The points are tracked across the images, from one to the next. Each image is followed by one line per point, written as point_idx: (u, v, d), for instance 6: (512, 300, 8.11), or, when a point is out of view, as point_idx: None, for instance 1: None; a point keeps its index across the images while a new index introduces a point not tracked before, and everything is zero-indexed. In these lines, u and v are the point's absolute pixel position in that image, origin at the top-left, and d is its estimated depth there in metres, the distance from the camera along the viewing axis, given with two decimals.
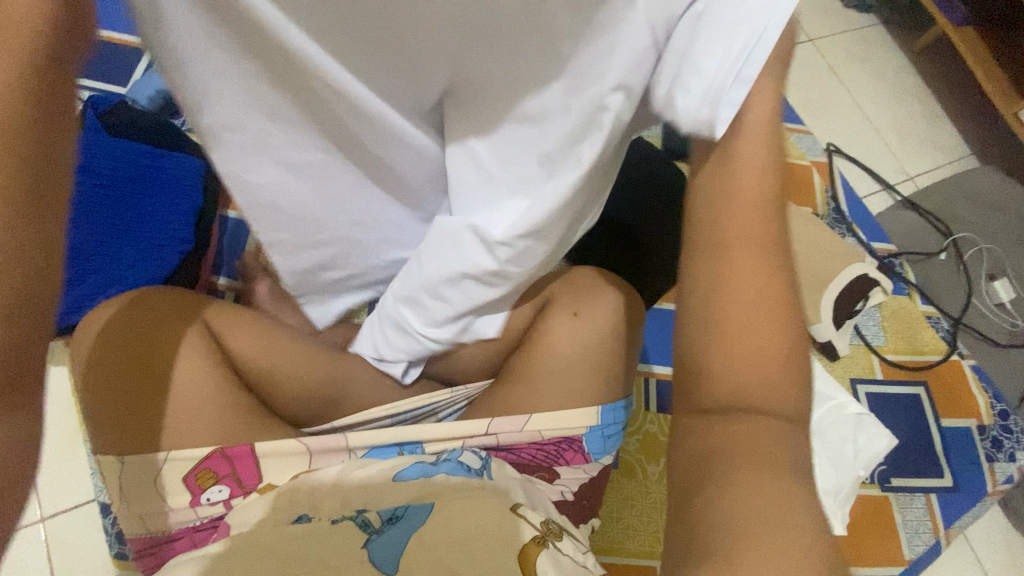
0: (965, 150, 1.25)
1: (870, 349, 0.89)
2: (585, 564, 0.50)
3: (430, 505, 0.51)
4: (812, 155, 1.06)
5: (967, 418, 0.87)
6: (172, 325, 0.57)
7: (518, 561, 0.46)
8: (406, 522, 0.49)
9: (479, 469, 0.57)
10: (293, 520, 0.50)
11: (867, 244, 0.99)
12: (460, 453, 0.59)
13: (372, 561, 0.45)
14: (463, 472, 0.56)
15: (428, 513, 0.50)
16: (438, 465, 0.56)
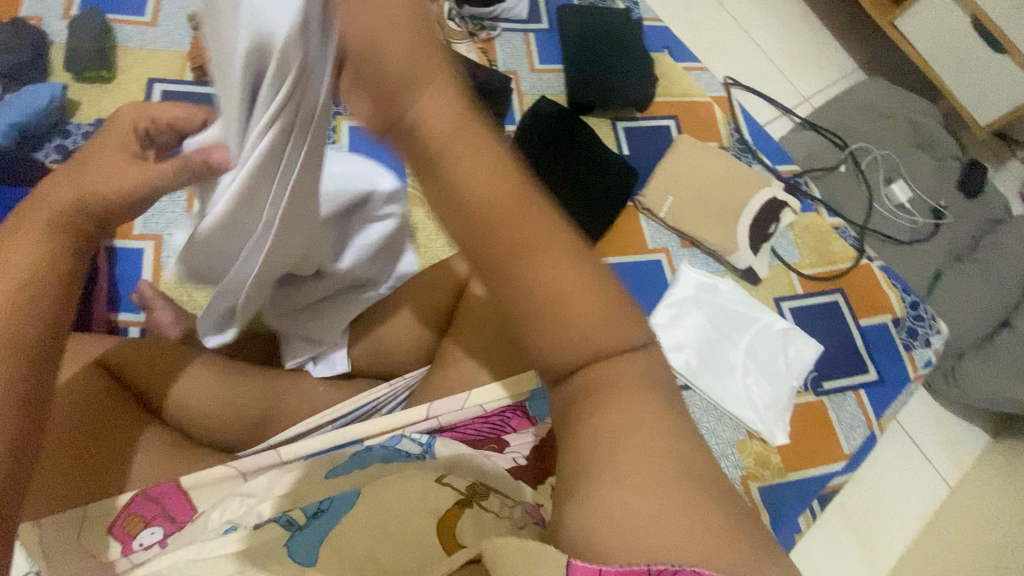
0: (853, 64, 1.32)
1: (788, 267, 0.93)
2: (512, 516, 0.50)
3: (358, 491, 0.50)
4: (712, 90, 1.08)
5: (883, 314, 0.93)
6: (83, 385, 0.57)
7: (437, 526, 0.47)
8: (329, 512, 0.49)
9: (421, 453, 0.57)
10: (220, 532, 0.49)
11: (772, 168, 1.02)
12: (398, 441, 0.58)
13: (290, 558, 0.45)
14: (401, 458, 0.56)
15: (353, 499, 0.49)
16: (371, 454, 0.56)
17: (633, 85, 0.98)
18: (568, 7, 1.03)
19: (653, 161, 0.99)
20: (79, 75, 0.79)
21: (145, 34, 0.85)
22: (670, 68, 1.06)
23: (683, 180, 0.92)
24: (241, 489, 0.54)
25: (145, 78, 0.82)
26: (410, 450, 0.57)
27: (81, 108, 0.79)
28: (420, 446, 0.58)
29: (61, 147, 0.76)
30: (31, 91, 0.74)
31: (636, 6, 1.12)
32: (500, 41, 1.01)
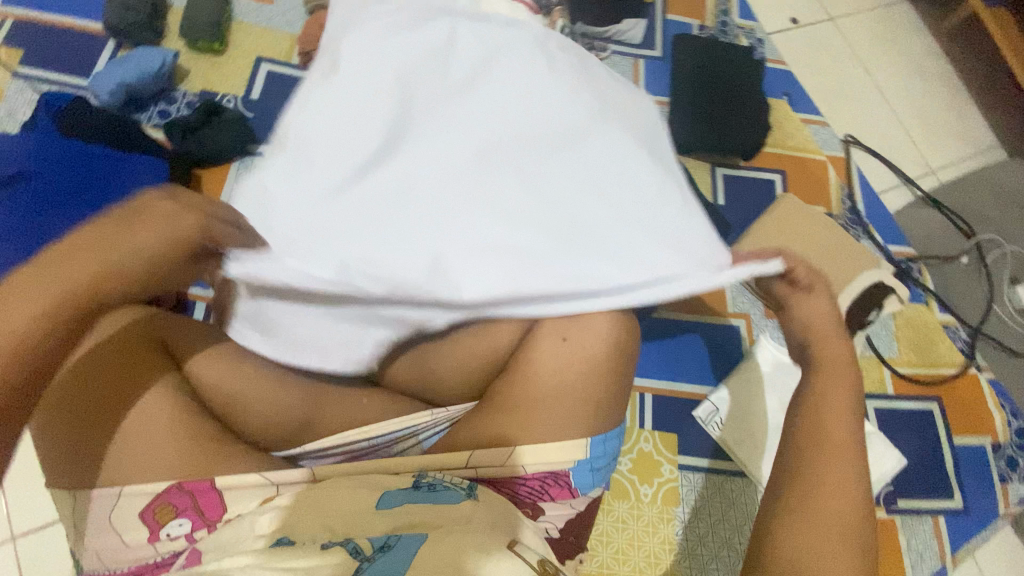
0: (993, 139, 1.17)
1: (881, 361, 0.84)
2: None
3: (423, 535, 0.50)
4: (829, 148, 0.98)
5: (981, 435, 0.83)
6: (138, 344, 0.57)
7: None
8: (395, 548, 0.48)
9: (466, 494, 0.56)
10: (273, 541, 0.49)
11: (884, 247, 0.92)
12: (444, 479, 0.58)
13: None
14: (450, 496, 0.56)
15: (422, 540, 0.49)
16: (420, 491, 0.56)
17: (744, 132, 0.91)
18: (687, 37, 0.97)
19: (750, 217, 0.92)
20: (193, 43, 0.81)
21: (262, 11, 0.86)
22: (785, 119, 0.97)
23: (780, 245, 0.85)
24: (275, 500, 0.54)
25: (255, 55, 0.83)
26: (455, 488, 0.57)
27: (188, 76, 0.80)
28: (465, 488, 0.57)
29: (163, 112, 0.78)
30: (146, 54, 0.75)
31: (760, 44, 1.03)
32: (608, 63, 0.96)
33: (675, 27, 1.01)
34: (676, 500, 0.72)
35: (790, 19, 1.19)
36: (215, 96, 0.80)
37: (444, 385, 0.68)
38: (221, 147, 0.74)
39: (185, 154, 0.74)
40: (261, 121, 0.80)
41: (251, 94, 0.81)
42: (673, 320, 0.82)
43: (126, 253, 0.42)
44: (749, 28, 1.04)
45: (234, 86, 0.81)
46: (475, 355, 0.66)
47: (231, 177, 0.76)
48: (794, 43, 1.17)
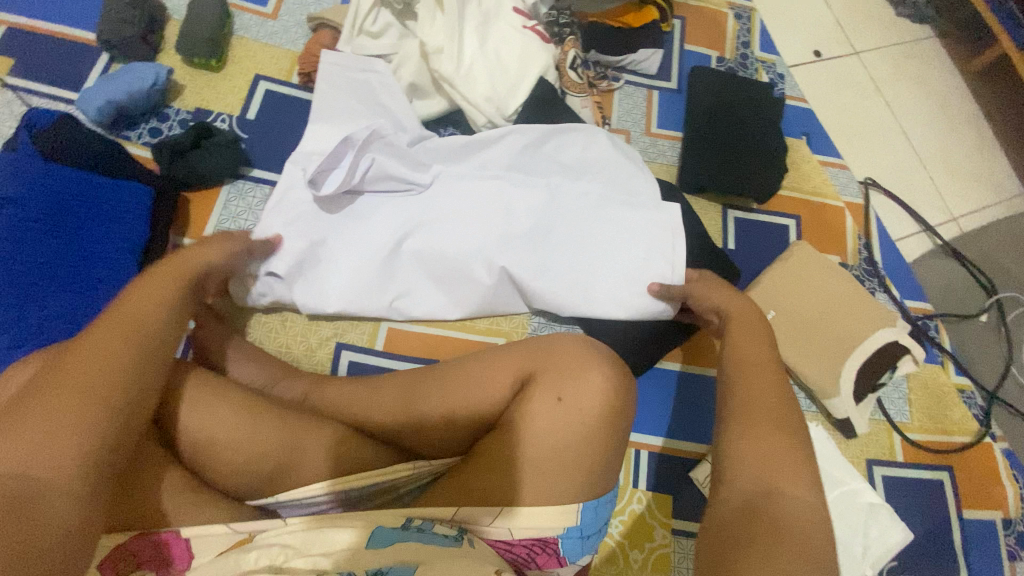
0: (1020, 187, 1.12)
1: (891, 426, 0.80)
2: None
3: (413, 567, 0.50)
4: (847, 193, 0.94)
5: (993, 509, 0.79)
6: (151, 339, 0.49)
7: None
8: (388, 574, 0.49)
9: (455, 540, 0.55)
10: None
11: (899, 302, 0.88)
12: (433, 525, 0.56)
13: None
14: (439, 541, 0.55)
15: (410, 574, 0.50)
16: (407, 534, 0.54)
17: (760, 174, 0.87)
18: (704, 71, 0.93)
19: (761, 263, 0.87)
20: (188, 59, 0.78)
21: (262, 27, 0.83)
22: (804, 160, 0.93)
23: (790, 296, 0.81)
24: (250, 545, 0.51)
25: (253, 73, 0.80)
26: (443, 534, 0.56)
27: (182, 93, 0.77)
28: (455, 534, 0.56)
29: (154, 131, 0.75)
30: (138, 70, 0.72)
31: (781, 80, 0.99)
32: (620, 94, 0.92)
33: (693, 58, 0.97)
34: (667, 568, 0.69)
35: (813, 51, 1.15)
36: (209, 114, 0.77)
37: (427, 437, 0.65)
38: (210, 172, 0.71)
39: (172, 177, 0.70)
40: (255, 143, 0.77)
41: (247, 113, 0.78)
42: (675, 372, 0.78)
43: (151, 328, 0.50)
44: (770, 62, 1.00)
45: (229, 105, 0.78)
46: (462, 406, 0.63)
47: (220, 202, 0.74)
48: (816, 77, 1.13)
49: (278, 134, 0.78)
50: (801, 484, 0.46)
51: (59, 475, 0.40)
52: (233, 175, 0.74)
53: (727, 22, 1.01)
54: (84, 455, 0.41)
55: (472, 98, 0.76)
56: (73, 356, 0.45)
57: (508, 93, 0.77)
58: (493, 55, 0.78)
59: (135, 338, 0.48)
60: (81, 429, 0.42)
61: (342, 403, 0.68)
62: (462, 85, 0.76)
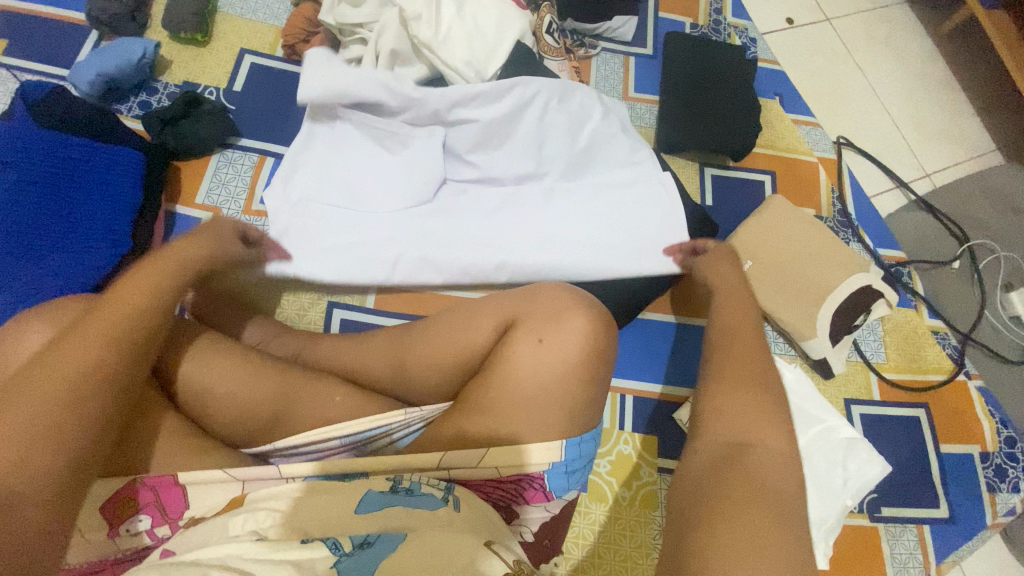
0: (990, 144, 1.16)
1: (868, 367, 0.82)
2: None
3: (405, 534, 0.51)
4: (820, 150, 0.97)
5: (969, 444, 0.81)
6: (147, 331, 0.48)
7: None
8: (376, 547, 0.50)
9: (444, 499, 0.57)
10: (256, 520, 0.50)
11: (873, 250, 0.90)
12: (420, 485, 0.58)
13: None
14: (425, 499, 0.56)
15: (401, 541, 0.51)
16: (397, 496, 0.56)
17: (734, 132, 0.90)
18: (678, 36, 0.96)
19: (738, 218, 0.90)
20: (175, 34, 0.80)
21: (247, 3, 0.85)
22: (777, 120, 0.96)
23: (766, 247, 0.84)
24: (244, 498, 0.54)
25: (239, 47, 0.82)
26: (432, 493, 0.57)
27: (170, 67, 0.80)
28: (442, 490, 0.58)
29: (143, 104, 0.77)
30: (125, 44, 0.75)
31: (753, 44, 1.02)
32: (598, 60, 0.95)
33: (667, 26, 1.00)
34: (655, 505, 0.71)
35: (786, 18, 1.18)
36: (197, 87, 0.80)
37: (415, 387, 0.68)
38: (200, 140, 0.74)
39: (163, 145, 0.73)
40: (242, 114, 0.79)
41: (233, 85, 0.80)
42: (658, 323, 0.81)
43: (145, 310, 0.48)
44: (742, 27, 1.03)
45: (216, 79, 0.80)
46: (450, 352, 0.67)
47: (211, 170, 0.76)
48: (789, 44, 1.16)
49: (265, 104, 0.80)
50: (772, 435, 0.49)
51: (38, 482, 0.38)
52: (223, 143, 0.77)
53: None
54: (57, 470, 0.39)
55: (451, 62, 0.78)
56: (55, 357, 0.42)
57: (487, 57, 0.80)
58: (471, 20, 0.80)
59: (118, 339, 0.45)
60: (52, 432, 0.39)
61: (335, 358, 0.70)
62: (441, 50, 0.78)
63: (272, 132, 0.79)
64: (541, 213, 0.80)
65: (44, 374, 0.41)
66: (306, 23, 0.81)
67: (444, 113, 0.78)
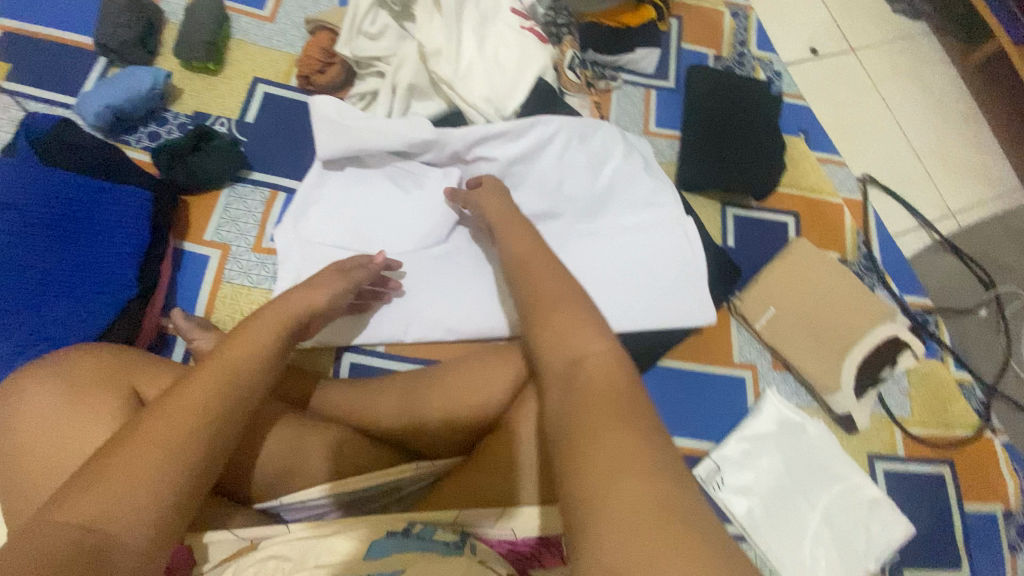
0: (1016, 181, 1.13)
1: (892, 420, 0.80)
2: None
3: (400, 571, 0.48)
4: (845, 190, 0.94)
5: (993, 502, 0.79)
6: (256, 388, 0.45)
7: None
8: None
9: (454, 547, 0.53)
10: None
11: (899, 297, 0.88)
12: (432, 533, 0.55)
13: None
14: (437, 546, 0.53)
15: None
16: (406, 540, 0.53)
17: (760, 172, 0.87)
18: (702, 69, 0.93)
19: (761, 260, 0.88)
20: (187, 62, 0.78)
21: (261, 30, 0.83)
22: (802, 158, 0.93)
23: (791, 294, 0.81)
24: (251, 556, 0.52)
25: (252, 76, 0.80)
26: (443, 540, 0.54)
27: (181, 96, 0.77)
28: (455, 539, 0.55)
29: (153, 135, 0.75)
30: (136, 74, 0.72)
31: (778, 78, 0.99)
32: (618, 93, 0.93)
33: (690, 57, 0.97)
34: None
35: (810, 48, 1.15)
36: (208, 117, 0.77)
37: (426, 438, 0.65)
38: (210, 175, 0.72)
39: (173, 181, 0.70)
40: (254, 146, 0.77)
41: (246, 116, 0.78)
42: (676, 371, 0.79)
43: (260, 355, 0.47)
44: (767, 60, 1.00)
45: (228, 109, 0.78)
46: (464, 406, 0.64)
47: (221, 206, 0.74)
48: (813, 74, 1.13)
49: (277, 136, 0.78)
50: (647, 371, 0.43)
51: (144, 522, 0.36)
52: (233, 177, 0.74)
53: (724, 20, 1.01)
54: (153, 518, 0.36)
55: (470, 99, 0.76)
56: (173, 399, 0.41)
57: (507, 94, 0.78)
58: (492, 56, 0.78)
59: (231, 388, 0.43)
60: (157, 475, 0.37)
61: (345, 405, 0.68)
62: (461, 86, 0.76)
63: (285, 166, 0.77)
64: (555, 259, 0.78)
65: (169, 410, 0.40)
66: (322, 53, 0.78)
67: (462, 155, 0.76)
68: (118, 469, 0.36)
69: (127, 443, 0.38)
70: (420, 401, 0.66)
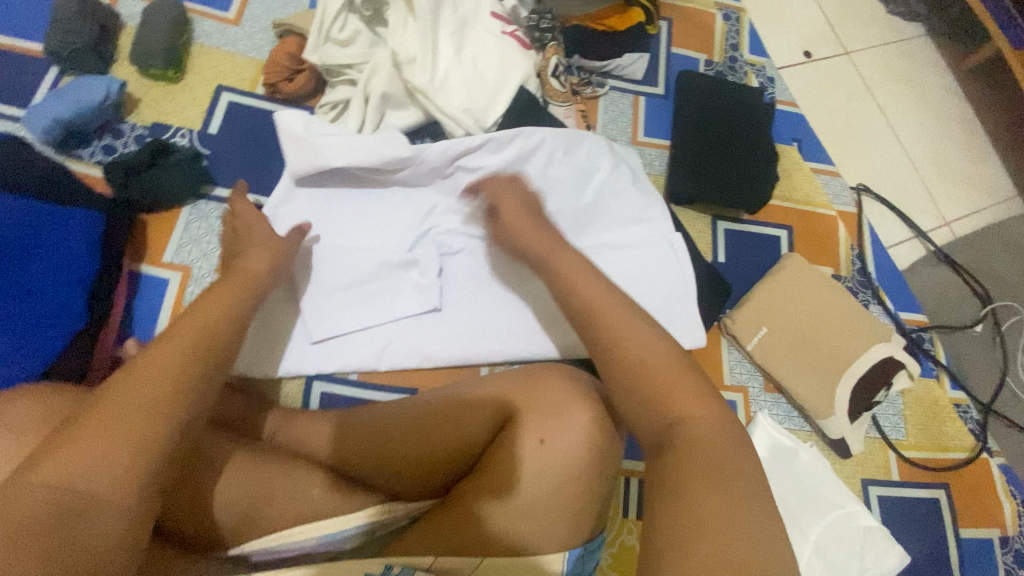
0: (1011, 189, 1.11)
1: (887, 444, 0.77)
2: None
3: None
4: (839, 202, 0.91)
5: (989, 527, 0.77)
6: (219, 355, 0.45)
7: None
8: None
9: None
10: None
11: (894, 314, 0.85)
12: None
13: None
14: None
15: None
16: None
17: (752, 184, 0.84)
18: (693, 76, 0.89)
19: (753, 276, 0.84)
20: (144, 69, 0.73)
21: (225, 34, 0.78)
22: (794, 168, 0.90)
23: (784, 314, 0.78)
24: None
25: (216, 84, 0.75)
26: None
27: (139, 107, 0.72)
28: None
29: (108, 148, 0.70)
30: (87, 85, 0.68)
31: (771, 84, 0.95)
32: (606, 99, 0.88)
33: (680, 62, 0.93)
34: None
35: (803, 52, 1.12)
36: (168, 129, 0.72)
37: (401, 475, 0.62)
38: (167, 192, 0.67)
39: (128, 200, 0.66)
40: (217, 160, 0.72)
41: (209, 127, 0.73)
42: None
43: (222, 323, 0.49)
44: (759, 65, 0.96)
45: (189, 119, 0.73)
46: (444, 439, 0.62)
47: (181, 225, 0.69)
48: (806, 79, 1.10)
49: (243, 150, 0.73)
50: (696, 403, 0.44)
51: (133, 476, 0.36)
52: (194, 194, 0.70)
53: (715, 23, 0.97)
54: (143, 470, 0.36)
55: (448, 109, 0.72)
56: (140, 365, 0.40)
57: (487, 104, 0.73)
58: (470, 64, 0.73)
59: (202, 353, 0.44)
60: (140, 429, 0.37)
61: (315, 441, 0.65)
62: (438, 96, 0.72)
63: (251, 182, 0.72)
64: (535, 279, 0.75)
65: (142, 370, 0.40)
66: (289, 60, 0.74)
67: (442, 169, 0.72)
68: (97, 430, 0.36)
69: (100, 404, 0.37)
70: (394, 437, 0.63)
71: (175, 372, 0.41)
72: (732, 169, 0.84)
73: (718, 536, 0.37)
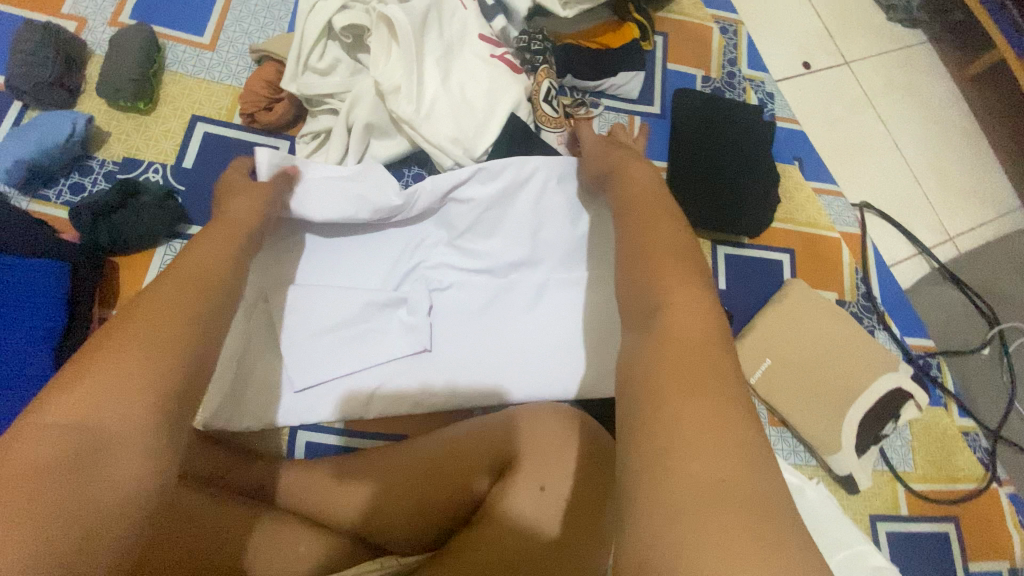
0: (1015, 200, 1.08)
1: (895, 477, 0.75)
2: None
3: None
4: (842, 223, 0.88)
5: (1000, 560, 0.75)
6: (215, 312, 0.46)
7: None
8: None
9: None
10: None
11: (900, 339, 0.83)
12: None
13: None
14: None
15: None
16: None
17: (752, 208, 0.81)
18: (690, 93, 0.86)
19: (754, 302, 0.82)
20: (114, 101, 0.69)
21: (200, 60, 0.74)
22: (796, 189, 0.87)
23: (788, 346, 0.75)
24: None
25: (190, 115, 0.72)
26: None
27: (109, 141, 0.69)
28: None
29: (76, 187, 0.66)
30: (52, 121, 0.64)
31: (770, 100, 0.92)
32: (600, 121, 0.85)
33: (677, 79, 0.90)
34: None
35: (802, 62, 1.08)
36: (140, 164, 0.69)
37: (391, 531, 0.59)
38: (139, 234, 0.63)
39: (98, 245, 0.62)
40: (193, 197, 0.69)
41: (184, 162, 0.70)
42: None
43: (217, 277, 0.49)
44: (758, 79, 0.93)
45: (163, 153, 0.70)
46: (437, 492, 0.59)
47: (156, 267, 0.66)
48: (805, 90, 1.07)
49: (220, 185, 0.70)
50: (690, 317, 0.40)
51: (131, 424, 0.36)
52: (169, 233, 0.66)
53: (712, 36, 0.94)
54: (148, 419, 0.37)
55: (435, 139, 0.68)
56: (139, 317, 0.42)
57: (477, 132, 0.70)
58: (458, 90, 0.70)
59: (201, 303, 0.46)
60: (143, 376, 0.38)
61: (302, 495, 0.61)
62: (424, 125, 0.68)
63: None
64: (529, 315, 0.71)
65: (143, 320, 0.42)
66: (267, 88, 0.70)
67: (434, 206, 0.68)
68: (104, 375, 0.37)
69: (106, 351, 0.39)
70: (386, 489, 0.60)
71: (178, 326, 0.42)
72: (733, 193, 0.81)
73: (704, 450, 0.32)
